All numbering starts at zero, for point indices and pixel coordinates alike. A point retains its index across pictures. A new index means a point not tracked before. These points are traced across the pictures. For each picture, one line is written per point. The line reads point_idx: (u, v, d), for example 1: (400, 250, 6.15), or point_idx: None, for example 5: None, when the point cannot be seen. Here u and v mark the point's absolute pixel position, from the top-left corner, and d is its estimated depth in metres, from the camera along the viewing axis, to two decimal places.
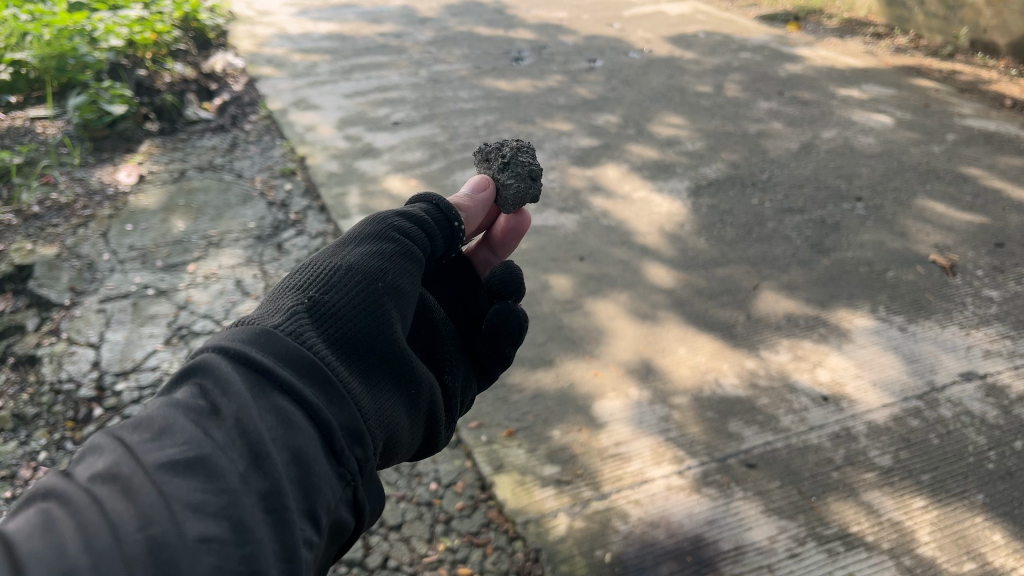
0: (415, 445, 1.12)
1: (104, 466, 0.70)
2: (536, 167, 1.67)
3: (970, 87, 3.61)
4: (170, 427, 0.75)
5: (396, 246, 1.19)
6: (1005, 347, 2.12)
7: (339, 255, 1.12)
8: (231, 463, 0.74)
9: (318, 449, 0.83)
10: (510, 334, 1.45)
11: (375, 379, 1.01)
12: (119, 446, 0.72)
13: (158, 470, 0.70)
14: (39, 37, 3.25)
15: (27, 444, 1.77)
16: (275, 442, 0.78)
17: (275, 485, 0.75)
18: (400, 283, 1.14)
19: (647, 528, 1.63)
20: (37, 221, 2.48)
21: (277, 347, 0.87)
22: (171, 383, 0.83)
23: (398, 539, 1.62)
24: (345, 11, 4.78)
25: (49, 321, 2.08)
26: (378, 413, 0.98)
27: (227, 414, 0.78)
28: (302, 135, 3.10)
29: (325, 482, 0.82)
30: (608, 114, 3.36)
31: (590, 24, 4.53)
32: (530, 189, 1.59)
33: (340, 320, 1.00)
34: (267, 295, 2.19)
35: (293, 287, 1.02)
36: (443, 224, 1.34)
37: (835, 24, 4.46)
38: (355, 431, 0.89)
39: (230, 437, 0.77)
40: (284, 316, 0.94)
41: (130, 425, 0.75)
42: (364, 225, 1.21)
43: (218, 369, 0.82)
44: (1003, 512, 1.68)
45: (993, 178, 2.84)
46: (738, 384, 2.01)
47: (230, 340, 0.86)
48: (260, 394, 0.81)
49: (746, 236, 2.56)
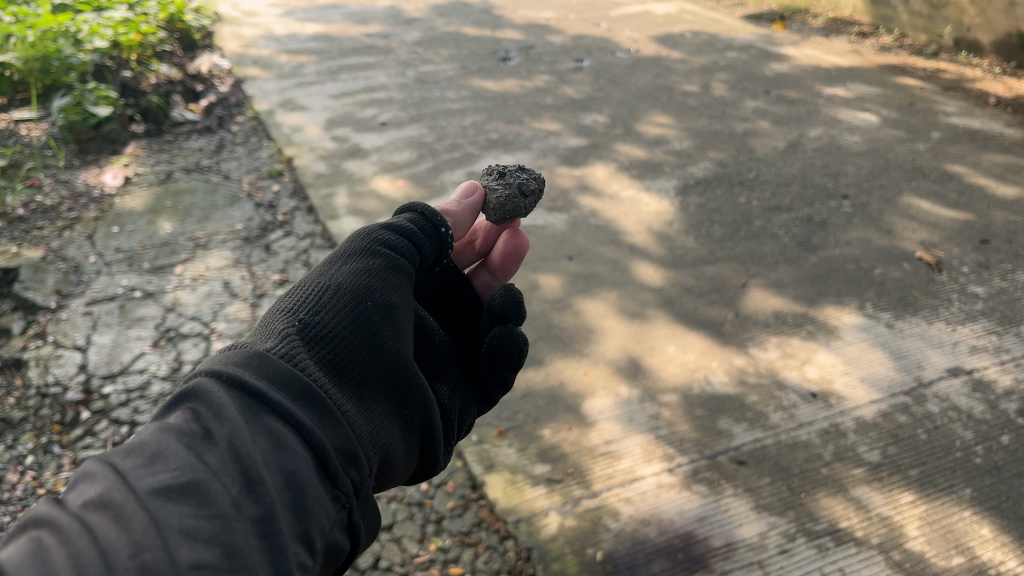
0: (410, 464, 1.12)
1: (95, 493, 0.69)
2: (536, 188, 1.65)
3: (953, 85, 3.64)
4: (163, 453, 0.75)
5: (383, 262, 1.20)
6: (991, 342, 2.14)
7: (328, 274, 1.13)
8: (224, 488, 0.74)
9: (312, 471, 0.82)
10: (510, 357, 1.40)
11: (369, 399, 1.02)
12: (111, 472, 0.72)
13: (150, 497, 0.70)
14: (23, 39, 3.21)
15: (13, 448, 1.76)
16: (268, 466, 0.78)
17: (269, 509, 0.75)
18: (389, 299, 1.15)
19: (638, 525, 1.64)
20: (22, 224, 2.47)
21: (270, 369, 0.87)
22: (164, 409, 0.83)
23: (389, 540, 1.62)
24: (331, 11, 4.77)
25: (35, 325, 2.07)
26: (372, 433, 0.98)
27: (220, 438, 0.78)
28: (289, 136, 3.09)
29: (320, 506, 0.81)
30: (596, 113, 3.37)
31: (577, 24, 4.54)
32: (518, 202, 1.56)
33: (330, 340, 1.01)
34: (255, 297, 2.19)
35: (283, 310, 1.02)
36: (431, 233, 1.35)
37: (820, 24, 4.50)
38: (349, 453, 0.89)
39: (223, 461, 0.76)
40: (277, 340, 0.94)
41: (123, 451, 0.74)
42: (351, 241, 1.22)
43: (211, 393, 0.82)
44: (990, 506, 1.70)
45: (977, 176, 2.87)
46: (728, 382, 2.02)
47: (222, 363, 0.86)
48: (252, 418, 0.81)
49: (734, 235, 2.58)
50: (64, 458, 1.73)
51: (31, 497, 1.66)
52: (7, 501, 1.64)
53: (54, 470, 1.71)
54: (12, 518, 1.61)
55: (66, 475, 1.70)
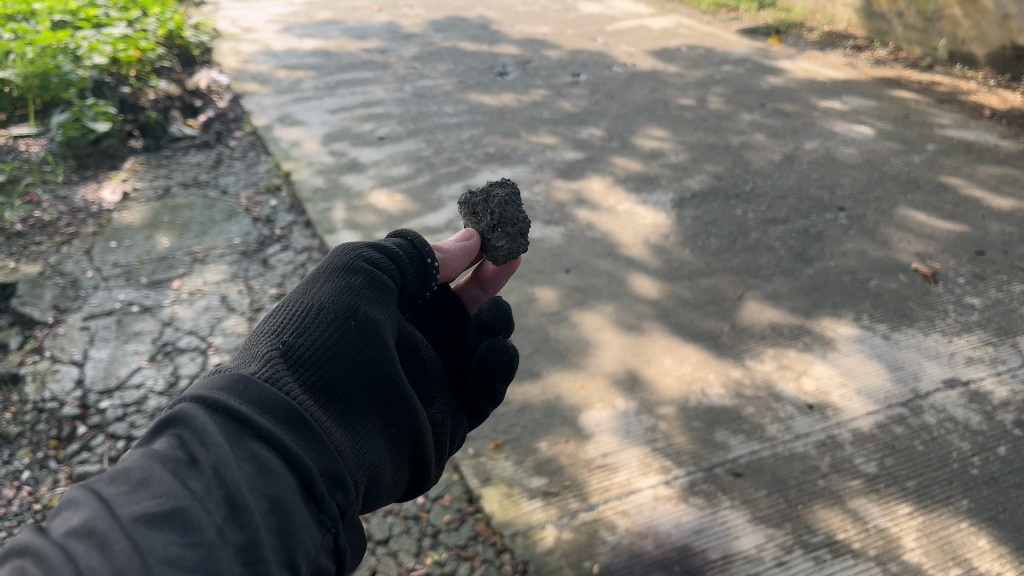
0: (399, 482, 1.12)
1: (79, 521, 0.69)
2: (524, 217, 1.66)
3: (948, 97, 3.66)
4: (148, 479, 0.74)
5: (365, 280, 1.20)
6: (987, 353, 2.15)
7: (311, 294, 1.12)
8: (208, 515, 0.73)
9: (296, 497, 0.82)
10: (501, 369, 1.41)
11: (354, 420, 1.02)
12: (95, 499, 0.71)
13: (134, 524, 0.69)
14: (22, 55, 3.24)
15: (9, 463, 1.76)
16: (253, 492, 0.78)
17: (253, 536, 0.75)
18: (373, 317, 1.16)
19: (635, 538, 1.64)
20: (20, 240, 2.48)
21: (255, 394, 0.87)
22: (149, 434, 0.82)
23: (385, 553, 1.63)
24: (329, 27, 4.80)
25: (32, 340, 2.07)
26: (357, 453, 0.99)
27: (205, 464, 0.77)
28: (287, 151, 3.10)
29: (305, 530, 0.81)
30: (592, 127, 3.38)
31: (573, 39, 4.56)
32: (520, 249, 1.60)
33: (315, 363, 1.01)
34: (253, 311, 2.20)
35: (267, 332, 1.02)
36: (416, 259, 1.36)
37: (815, 37, 4.54)
38: (335, 476, 0.90)
39: (208, 487, 0.76)
40: (262, 363, 0.94)
41: (107, 478, 0.74)
42: (333, 258, 1.22)
43: (195, 419, 0.81)
44: (987, 517, 1.70)
45: (972, 188, 2.88)
46: (724, 394, 2.02)
47: (205, 388, 0.86)
48: (237, 443, 0.81)
49: (730, 247, 2.59)
50: (60, 473, 1.74)
51: (26, 512, 1.66)
52: (3, 517, 1.65)
53: (51, 485, 1.72)
54: (8, 533, 1.62)
55: (61, 490, 1.71)
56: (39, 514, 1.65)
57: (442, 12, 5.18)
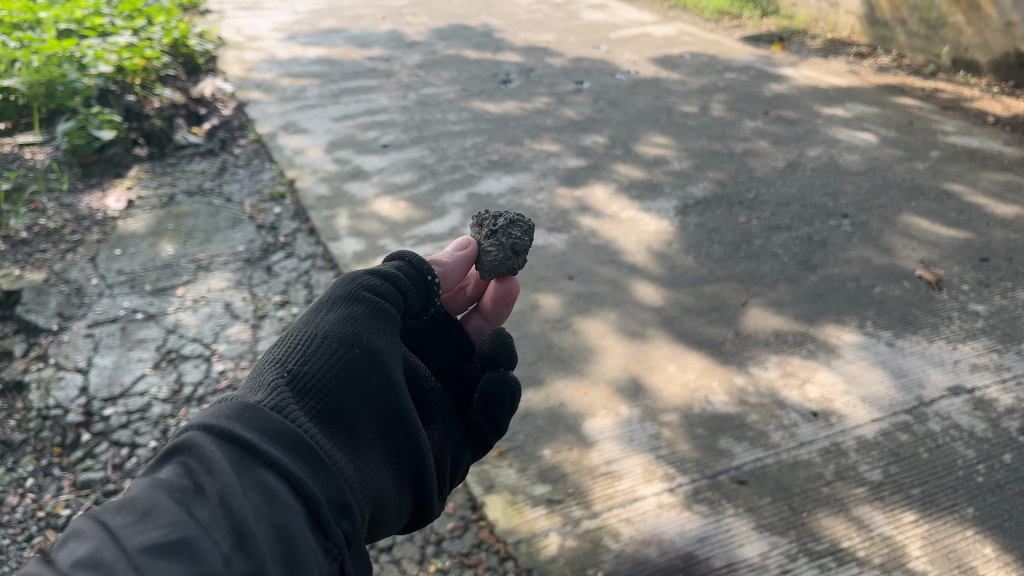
0: (402, 510, 1.12)
1: (86, 552, 0.68)
2: (527, 240, 1.65)
3: (951, 104, 3.66)
4: (154, 509, 0.74)
5: (368, 307, 1.21)
6: (992, 361, 2.14)
7: (315, 322, 1.13)
8: (214, 544, 0.73)
9: (304, 525, 0.82)
10: (504, 403, 1.41)
11: (359, 448, 1.02)
12: (101, 531, 0.71)
13: (141, 554, 0.69)
14: (28, 64, 3.28)
15: (14, 470, 1.77)
16: (259, 521, 0.78)
17: (259, 564, 0.74)
18: (375, 343, 1.16)
19: (639, 546, 1.64)
20: (25, 247, 2.49)
21: (262, 423, 0.87)
22: (155, 465, 0.82)
23: (388, 561, 1.62)
24: (333, 35, 4.82)
25: (36, 347, 2.08)
26: (362, 481, 0.99)
27: (212, 493, 0.78)
28: (291, 159, 3.11)
29: (313, 558, 0.81)
30: (595, 134, 3.39)
31: (577, 47, 4.57)
32: (510, 264, 1.57)
33: (319, 391, 1.01)
34: (257, 319, 2.20)
35: (271, 361, 1.02)
36: (418, 280, 1.37)
37: (818, 45, 4.55)
38: (341, 504, 0.89)
39: (214, 516, 0.76)
40: (267, 392, 0.94)
41: (114, 508, 0.74)
42: (336, 286, 1.22)
43: (202, 449, 0.82)
44: (992, 525, 1.69)
45: (976, 195, 2.87)
46: (728, 401, 2.02)
47: (212, 417, 0.86)
48: (244, 471, 0.81)
49: (734, 253, 2.59)
50: (64, 480, 1.74)
51: (31, 520, 1.66)
52: (6, 524, 1.65)
53: (54, 492, 1.72)
54: (12, 541, 1.62)
55: (65, 497, 1.71)
56: (43, 522, 1.65)
57: (446, 20, 5.20)
